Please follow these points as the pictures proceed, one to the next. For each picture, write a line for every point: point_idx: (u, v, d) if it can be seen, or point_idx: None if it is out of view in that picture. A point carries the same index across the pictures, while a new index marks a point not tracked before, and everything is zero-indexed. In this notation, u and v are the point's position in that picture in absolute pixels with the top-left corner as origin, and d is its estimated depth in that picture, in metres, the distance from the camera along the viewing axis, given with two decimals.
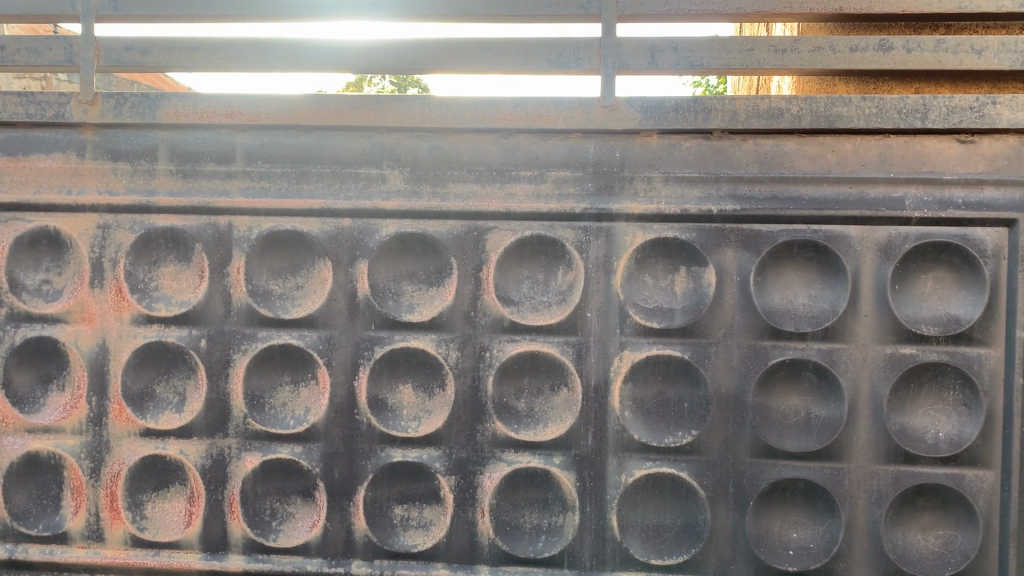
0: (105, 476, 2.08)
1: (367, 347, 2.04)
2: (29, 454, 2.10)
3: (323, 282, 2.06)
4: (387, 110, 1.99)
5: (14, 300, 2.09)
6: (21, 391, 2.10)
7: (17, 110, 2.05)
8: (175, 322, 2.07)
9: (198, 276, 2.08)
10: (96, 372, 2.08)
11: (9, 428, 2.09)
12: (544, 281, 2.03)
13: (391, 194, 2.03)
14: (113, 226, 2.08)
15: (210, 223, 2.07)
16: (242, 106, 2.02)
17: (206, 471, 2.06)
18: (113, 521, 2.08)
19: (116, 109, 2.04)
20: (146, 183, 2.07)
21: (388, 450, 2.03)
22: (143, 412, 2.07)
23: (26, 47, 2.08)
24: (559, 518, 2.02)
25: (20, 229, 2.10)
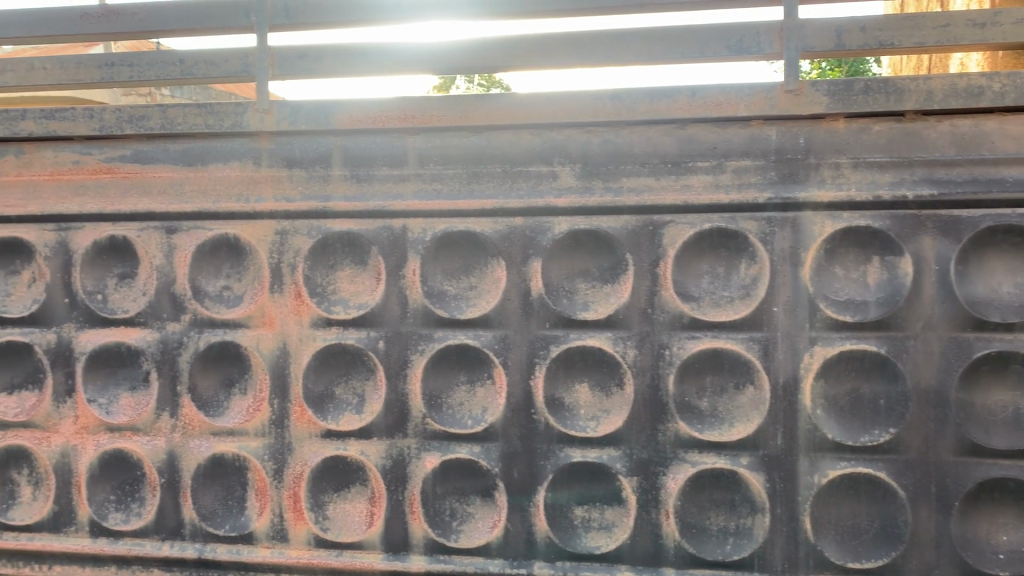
0: (288, 477, 2.12)
1: (543, 346, 2.01)
2: (215, 457, 2.15)
3: (497, 281, 2.04)
4: (559, 106, 1.95)
5: (198, 306, 2.16)
6: (206, 395, 2.17)
7: (196, 122, 2.10)
8: (352, 324, 2.09)
9: (374, 278, 2.09)
10: (278, 375, 2.12)
11: (196, 431, 2.16)
12: (726, 275, 1.96)
13: (563, 191, 2.00)
14: (290, 231, 2.12)
15: (384, 226, 2.08)
16: (413, 108, 2.01)
17: (387, 472, 2.08)
18: (297, 522, 2.12)
19: (291, 117, 2.07)
20: (321, 189, 2.10)
21: (567, 450, 2.00)
22: (324, 414, 2.11)
23: (204, 59, 2.13)
24: (748, 520, 1.96)
25: (201, 238, 2.16)
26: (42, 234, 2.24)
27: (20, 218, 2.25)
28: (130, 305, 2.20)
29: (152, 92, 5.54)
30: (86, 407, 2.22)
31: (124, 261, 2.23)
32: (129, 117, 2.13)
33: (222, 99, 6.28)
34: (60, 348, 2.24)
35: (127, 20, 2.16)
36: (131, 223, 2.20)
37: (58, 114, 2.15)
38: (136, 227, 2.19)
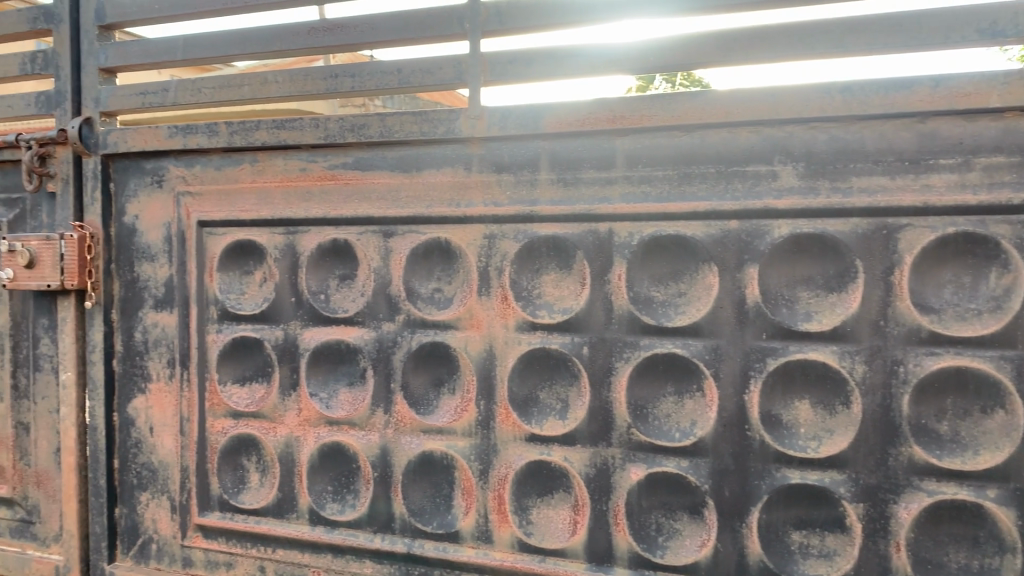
0: (493, 479, 2.14)
1: (758, 358, 1.89)
2: (425, 454, 2.21)
3: (709, 288, 1.94)
4: (782, 102, 1.83)
5: (410, 307, 2.22)
6: (416, 393, 2.24)
7: (411, 129, 2.17)
8: (558, 328, 2.07)
9: (580, 283, 2.06)
10: (485, 376, 2.15)
11: (407, 428, 2.23)
12: (972, 286, 1.76)
13: (783, 192, 1.87)
14: (498, 235, 2.13)
15: (590, 230, 2.04)
16: (625, 108, 1.97)
17: (591, 481, 2.05)
18: (501, 524, 2.13)
19: (501, 122, 2.09)
20: (529, 193, 2.10)
21: (784, 471, 1.88)
22: (529, 418, 2.11)
23: (420, 68, 2.20)
24: (995, 560, 1.75)
25: (415, 241, 2.22)
26: (272, 238, 2.40)
27: (253, 222, 2.42)
28: (349, 305, 2.31)
29: (365, 100, 5.84)
30: (308, 400, 2.35)
31: (345, 264, 2.34)
32: (351, 125, 2.24)
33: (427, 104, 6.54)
34: (286, 344, 2.38)
35: (350, 32, 2.27)
36: (351, 227, 2.30)
37: (288, 124, 2.31)
38: (356, 231, 2.29)
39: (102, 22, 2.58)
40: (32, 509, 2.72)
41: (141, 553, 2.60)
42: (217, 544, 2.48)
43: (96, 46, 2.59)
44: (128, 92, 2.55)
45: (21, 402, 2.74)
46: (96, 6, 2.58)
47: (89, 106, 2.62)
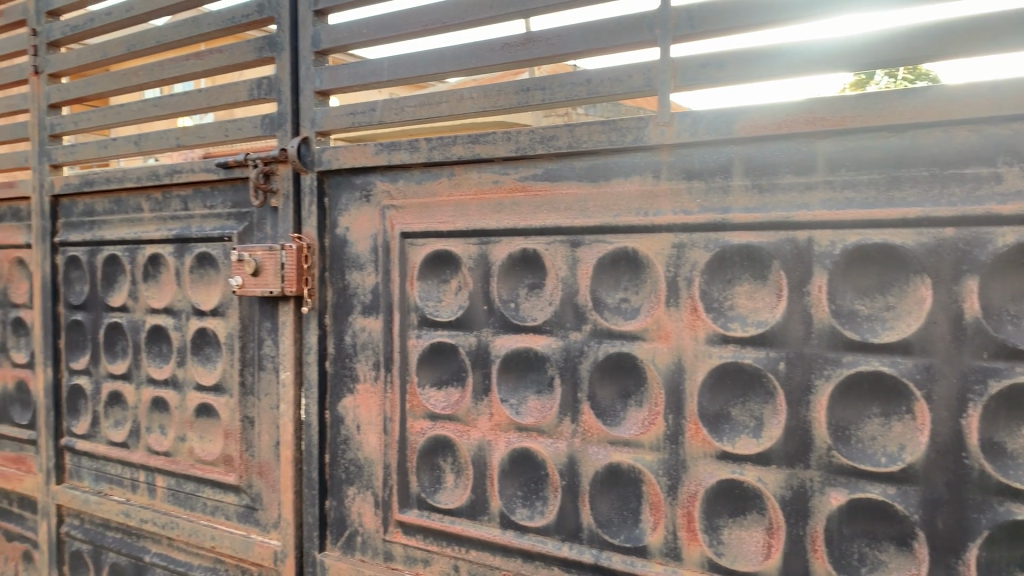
0: (682, 495, 2.09)
1: (977, 380, 1.72)
2: (612, 466, 2.20)
3: (920, 302, 1.79)
4: (1007, 97, 1.66)
5: (598, 317, 2.21)
6: (603, 404, 2.22)
7: (601, 139, 2.17)
8: (752, 342, 1.98)
9: (776, 295, 1.96)
10: (673, 390, 2.10)
11: (594, 439, 2.22)
12: None
13: (1009, 195, 1.69)
14: (688, 244, 2.07)
15: (787, 239, 1.94)
16: (825, 110, 1.87)
17: (786, 503, 1.95)
18: (690, 542, 2.08)
19: (692, 128, 2.04)
20: (720, 201, 2.03)
21: (1009, 506, 1.69)
22: (721, 434, 2.04)
23: (610, 77, 2.19)
24: None
25: (603, 250, 2.21)
26: (466, 248, 2.47)
27: (450, 233, 2.50)
28: (538, 313, 2.33)
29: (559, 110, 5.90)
30: (500, 406, 2.40)
31: (535, 273, 2.37)
32: (542, 137, 2.28)
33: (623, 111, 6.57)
34: (479, 350, 2.45)
35: (543, 45, 2.30)
36: (541, 237, 2.32)
37: (484, 138, 2.39)
38: (545, 241, 2.31)
39: (317, 48, 2.78)
40: (255, 496, 2.98)
41: (348, 544, 2.77)
42: (416, 541, 2.59)
43: (313, 71, 2.80)
44: (340, 113, 2.74)
45: (248, 397, 3.01)
46: (313, 33, 2.79)
47: (306, 127, 2.83)
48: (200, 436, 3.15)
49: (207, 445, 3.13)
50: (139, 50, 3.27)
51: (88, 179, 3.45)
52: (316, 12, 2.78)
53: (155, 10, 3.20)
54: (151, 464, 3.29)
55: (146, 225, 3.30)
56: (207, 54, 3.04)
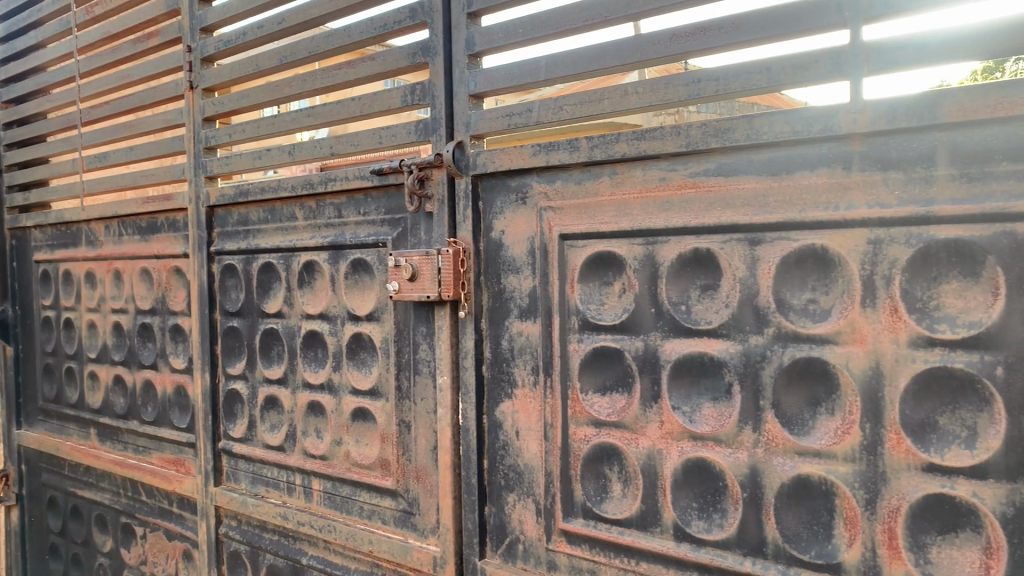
0: (882, 510, 1.95)
1: None
2: (801, 477, 2.07)
3: None
4: None
5: (782, 320, 2.09)
6: (790, 412, 2.10)
7: (783, 130, 2.05)
8: (963, 345, 1.82)
9: (991, 293, 1.80)
10: (871, 397, 1.96)
11: (780, 449, 2.10)
12: None
13: None
14: (885, 240, 1.93)
15: (1005, 231, 1.77)
16: None
17: (1007, 521, 1.78)
18: (892, 560, 1.94)
19: (889, 115, 1.90)
20: (923, 192, 1.87)
21: None
22: (927, 445, 1.88)
23: (792, 64, 2.06)
24: None
25: (786, 249, 2.09)
26: (632, 248, 2.38)
27: (613, 233, 2.42)
28: (713, 316, 2.22)
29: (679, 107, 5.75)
30: (672, 413, 2.30)
31: (707, 273, 2.25)
32: (716, 130, 2.17)
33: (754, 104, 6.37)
34: (647, 355, 2.36)
35: (715, 35, 2.20)
36: (714, 236, 2.21)
37: (650, 134, 2.30)
38: (720, 240, 2.20)
39: (471, 50, 2.76)
40: (412, 501, 2.98)
41: (509, 552, 2.73)
42: (581, 550, 2.52)
43: (467, 73, 2.78)
44: (496, 115, 2.70)
45: (403, 401, 3.01)
46: (467, 36, 2.77)
47: (460, 130, 2.81)
48: (356, 440, 3.18)
49: (363, 449, 3.15)
50: (292, 62, 3.34)
51: (243, 189, 3.54)
52: (470, 15, 2.77)
53: (307, 21, 3.26)
54: (308, 467, 3.34)
55: (299, 233, 3.36)
56: (360, 62, 3.07)
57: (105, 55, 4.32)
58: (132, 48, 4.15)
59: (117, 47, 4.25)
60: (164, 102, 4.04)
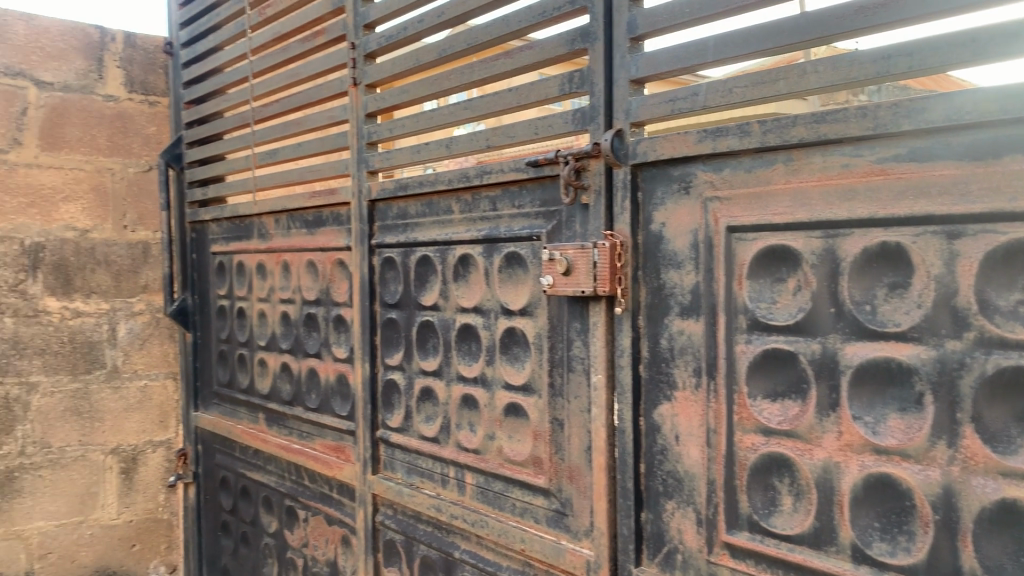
0: None
1: None
2: (1005, 502, 1.82)
3: None
4: None
5: (985, 323, 1.85)
6: (993, 428, 1.86)
7: (990, 109, 1.81)
8: None
9: None
10: None
11: (980, 468, 1.86)
12: None
13: None
14: None
15: None
16: None
17: None
18: None
19: None
20: None
21: None
22: None
23: (1003, 33, 1.82)
24: None
25: (991, 243, 1.84)
26: (809, 242, 2.19)
27: (787, 225, 2.24)
28: (902, 317, 2.00)
29: (849, 94, 5.33)
30: (852, 424, 2.10)
31: (896, 270, 2.03)
32: (909, 111, 1.95)
33: (941, 84, 5.82)
34: (825, 358, 2.16)
35: (908, 5, 1.98)
36: (905, 228, 1.99)
37: (832, 117, 2.10)
38: (911, 233, 1.98)
39: (633, 33, 2.63)
40: (565, 501, 2.89)
41: (667, 561, 2.59)
42: (746, 565, 2.36)
43: (628, 58, 2.65)
44: (658, 100, 2.56)
45: (557, 399, 2.93)
46: (629, 19, 2.64)
47: (620, 118, 2.69)
48: (508, 436, 3.13)
49: (516, 446, 3.10)
50: (450, 54, 3.32)
51: (402, 183, 3.57)
52: None
53: (466, 12, 3.23)
54: (461, 460, 3.32)
55: (455, 226, 3.34)
56: (518, 51, 3.01)
57: (275, 55, 4.48)
58: (300, 47, 4.29)
59: (286, 46, 4.41)
60: (329, 99, 4.14)
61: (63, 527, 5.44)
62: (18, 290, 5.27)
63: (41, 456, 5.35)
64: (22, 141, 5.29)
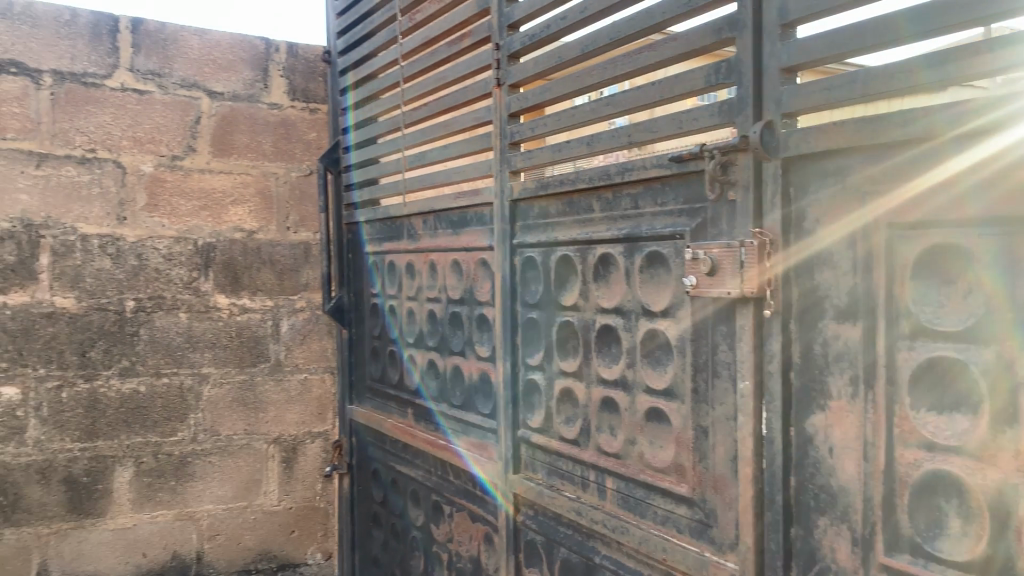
0: None
1: None
2: None
3: None
4: None
5: None
6: None
7: None
8: None
9: None
10: None
11: None
12: None
13: None
14: None
15: None
16: None
17: None
18: None
19: None
20: None
21: None
22: None
23: None
24: None
25: None
26: (982, 241, 1.98)
27: (959, 222, 2.04)
28: None
29: None
30: None
31: None
32: None
33: None
34: (998, 370, 1.95)
35: None
36: None
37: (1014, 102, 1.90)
38: None
39: (784, 20, 2.48)
40: (709, 512, 2.77)
41: None
42: None
43: (779, 46, 2.50)
44: (811, 89, 2.39)
45: (701, 405, 2.81)
46: (780, 4, 2.49)
47: (770, 110, 2.54)
48: (650, 441, 3.03)
49: (658, 452, 3.00)
50: (593, 49, 3.26)
51: (544, 183, 3.54)
52: None
53: (609, 6, 3.16)
54: (602, 464, 3.26)
55: (596, 225, 3.28)
56: (662, 43, 2.91)
57: (424, 59, 4.57)
58: (447, 50, 4.35)
59: (435, 49, 4.48)
60: (475, 100, 4.18)
61: (230, 511, 5.81)
62: (192, 287, 5.66)
63: (211, 443, 5.73)
64: (196, 148, 5.71)
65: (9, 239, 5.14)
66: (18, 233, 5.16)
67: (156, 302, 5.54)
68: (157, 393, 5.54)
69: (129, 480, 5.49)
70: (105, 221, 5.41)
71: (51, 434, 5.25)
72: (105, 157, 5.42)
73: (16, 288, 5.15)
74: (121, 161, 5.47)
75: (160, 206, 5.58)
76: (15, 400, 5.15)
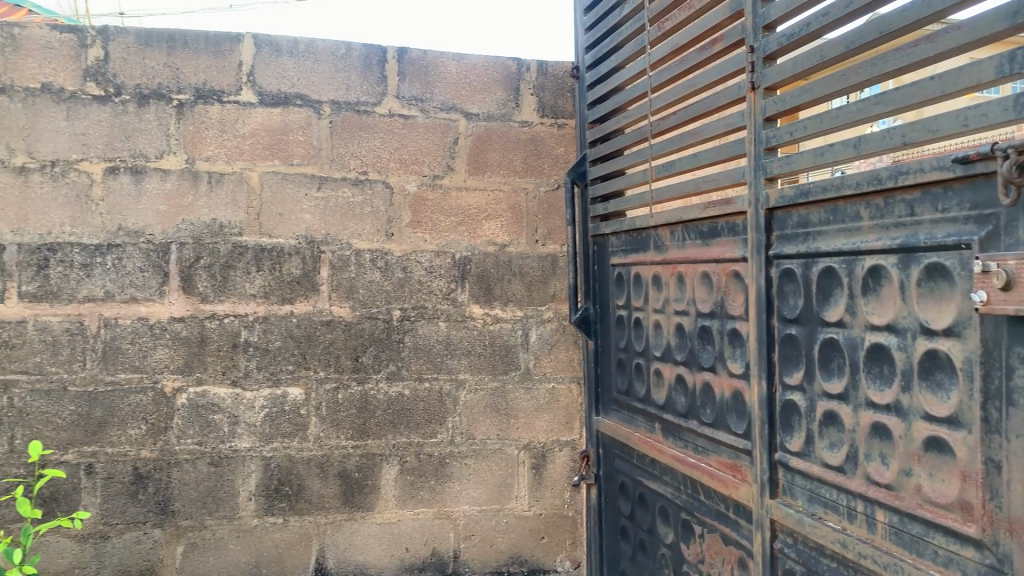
0: None
1: None
2: None
3: None
4: None
5: None
6: None
7: None
8: None
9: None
10: None
11: None
12: None
13: None
14: None
15: None
16: None
17: None
18: None
19: None
20: None
21: None
22: None
23: None
24: None
25: None
26: None
27: None
28: None
29: None
30: None
31: None
32: None
33: None
34: None
35: None
36: None
37: None
38: None
39: None
40: (1003, 558, 2.46)
41: None
42: None
43: None
44: None
45: (992, 436, 2.49)
46: None
47: None
48: (929, 473, 2.75)
49: (939, 485, 2.71)
50: (860, 46, 3.02)
51: (804, 190, 3.34)
52: None
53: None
54: (871, 494, 3.00)
55: (864, 234, 3.04)
56: (943, 34, 2.64)
57: (674, 67, 4.49)
58: (698, 57, 4.24)
59: (685, 57, 4.38)
60: (727, 107, 4.04)
61: (484, 513, 6.04)
62: (450, 298, 5.96)
63: (467, 446, 5.99)
64: (454, 167, 6.02)
65: (296, 254, 5.71)
66: (303, 249, 5.73)
67: (418, 311, 5.91)
68: (419, 397, 5.90)
69: (394, 478, 5.88)
70: (375, 237, 5.85)
71: (328, 431, 5.74)
72: (375, 179, 5.87)
73: (301, 298, 5.71)
74: (389, 181, 5.90)
75: (423, 223, 5.95)
76: (299, 399, 5.70)
